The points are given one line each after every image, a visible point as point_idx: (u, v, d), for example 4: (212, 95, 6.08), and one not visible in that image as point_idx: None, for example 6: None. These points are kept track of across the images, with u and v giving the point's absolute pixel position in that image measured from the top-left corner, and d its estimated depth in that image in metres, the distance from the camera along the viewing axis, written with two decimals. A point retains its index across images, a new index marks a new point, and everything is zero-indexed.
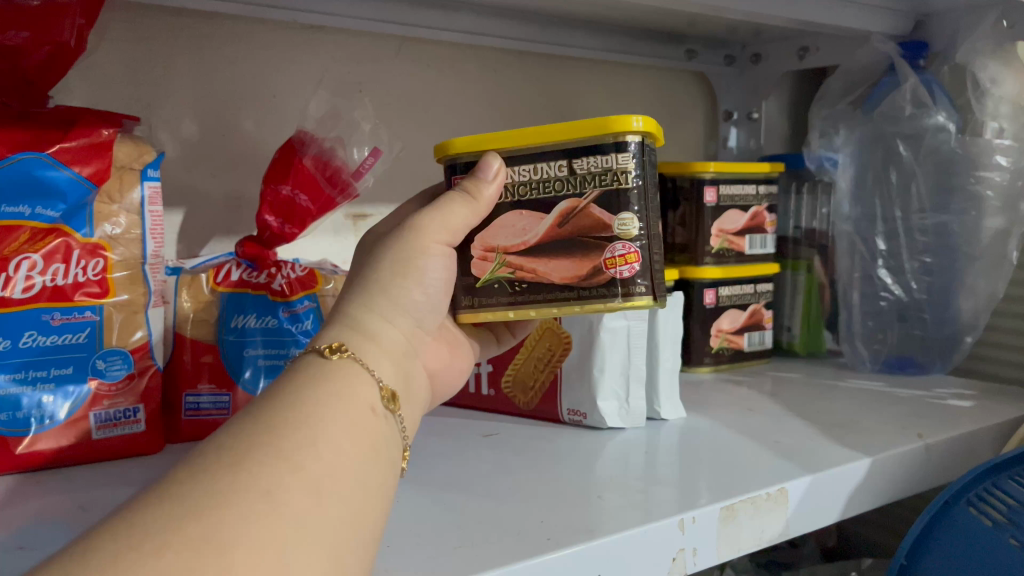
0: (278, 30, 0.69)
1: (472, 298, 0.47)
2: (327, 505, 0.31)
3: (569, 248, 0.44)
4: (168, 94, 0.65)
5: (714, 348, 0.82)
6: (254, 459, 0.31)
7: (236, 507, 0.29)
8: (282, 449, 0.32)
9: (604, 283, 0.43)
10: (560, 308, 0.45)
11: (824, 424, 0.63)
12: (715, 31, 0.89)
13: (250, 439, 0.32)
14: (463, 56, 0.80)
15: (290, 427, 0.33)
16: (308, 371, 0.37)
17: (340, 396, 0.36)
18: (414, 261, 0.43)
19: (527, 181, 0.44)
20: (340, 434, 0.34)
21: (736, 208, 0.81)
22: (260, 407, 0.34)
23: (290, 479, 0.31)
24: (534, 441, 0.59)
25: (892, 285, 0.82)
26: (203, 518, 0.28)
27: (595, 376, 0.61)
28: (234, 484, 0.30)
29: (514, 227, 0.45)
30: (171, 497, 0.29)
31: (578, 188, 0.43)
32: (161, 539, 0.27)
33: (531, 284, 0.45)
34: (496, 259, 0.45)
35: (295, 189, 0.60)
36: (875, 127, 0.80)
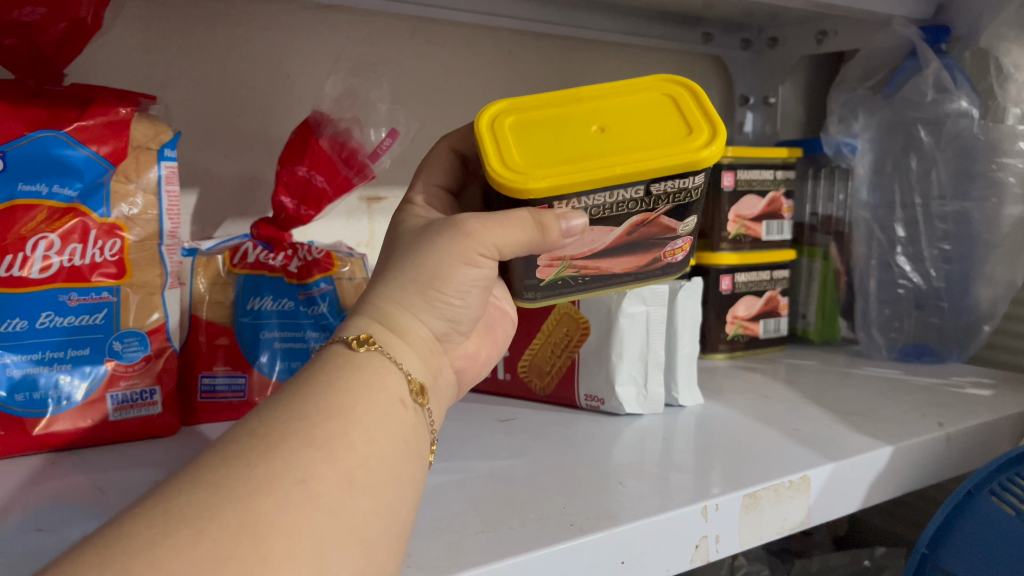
0: (293, 10, 0.69)
1: (534, 291, 0.47)
2: (358, 496, 0.31)
3: (636, 248, 0.45)
4: (182, 74, 0.64)
5: (729, 335, 0.81)
6: (288, 448, 0.30)
7: (273, 497, 0.29)
8: (316, 438, 0.31)
9: (662, 266, 0.48)
10: (618, 288, 0.48)
11: (843, 412, 0.63)
12: (733, 14, 0.88)
13: (283, 427, 0.31)
14: (479, 36, 0.79)
15: (322, 415, 0.32)
16: (339, 359, 0.36)
17: (370, 387, 0.35)
18: (456, 268, 0.40)
19: (602, 205, 0.42)
20: (373, 426, 0.34)
21: (754, 193, 0.80)
22: (292, 394, 0.34)
23: (325, 470, 0.30)
24: (551, 427, 0.59)
25: (911, 272, 0.81)
26: (239, 505, 0.28)
27: (613, 361, 0.60)
28: (269, 473, 0.29)
29: (583, 239, 0.43)
30: (205, 484, 0.29)
31: (651, 204, 0.43)
32: (196, 526, 0.27)
33: (593, 278, 0.47)
34: (562, 264, 0.45)
35: (311, 170, 0.59)
36: (896, 112, 0.79)
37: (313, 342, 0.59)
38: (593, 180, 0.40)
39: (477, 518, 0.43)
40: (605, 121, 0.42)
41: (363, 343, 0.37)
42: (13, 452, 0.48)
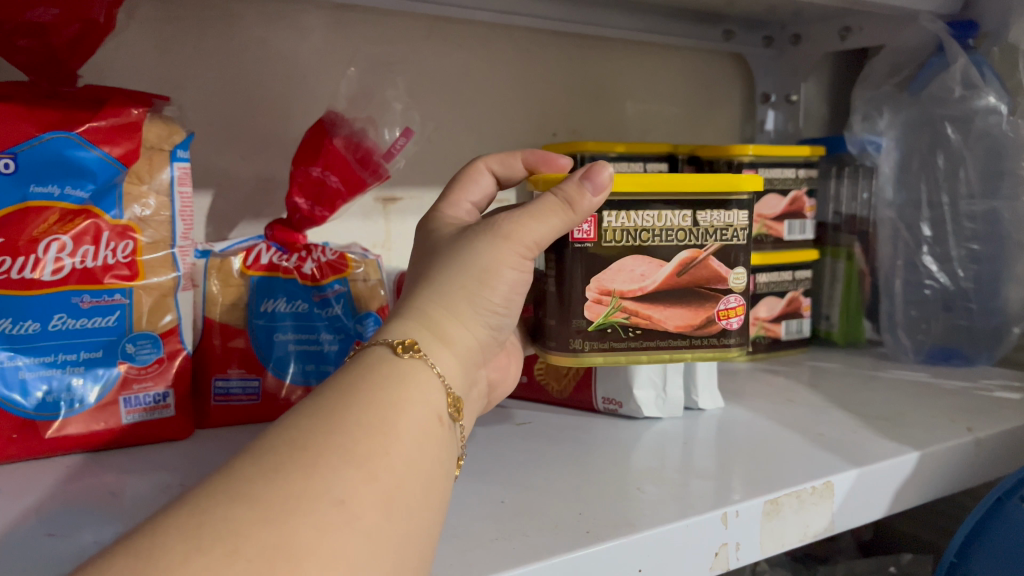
0: (307, 10, 0.68)
1: (578, 335, 0.50)
2: (393, 519, 0.31)
3: (685, 298, 0.51)
4: (197, 75, 0.64)
5: (751, 337, 0.80)
6: (328, 463, 0.30)
7: (311, 517, 0.28)
8: (358, 455, 0.31)
9: (715, 332, 0.52)
10: (672, 352, 0.52)
11: (867, 415, 0.61)
12: (755, 10, 0.86)
13: (326, 441, 0.31)
14: (496, 35, 0.78)
15: (363, 431, 0.32)
16: (380, 368, 0.36)
17: (411, 400, 0.35)
18: (500, 270, 0.42)
19: (650, 228, 0.51)
20: (412, 444, 0.33)
21: (775, 193, 0.79)
22: (334, 402, 0.33)
23: (363, 489, 0.30)
24: (568, 431, 0.58)
25: (937, 273, 0.79)
26: (278, 524, 0.28)
27: (632, 365, 0.58)
28: (310, 489, 0.29)
29: (632, 272, 0.50)
30: (240, 495, 0.28)
31: (700, 240, 0.51)
32: (232, 543, 0.26)
33: (646, 330, 0.51)
34: (610, 302, 0.50)
35: (326, 170, 0.59)
36: (922, 109, 0.77)
37: (327, 343, 0.59)
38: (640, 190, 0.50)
39: (491, 525, 0.42)
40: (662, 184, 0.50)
41: (406, 350, 0.37)
42: (26, 456, 0.48)
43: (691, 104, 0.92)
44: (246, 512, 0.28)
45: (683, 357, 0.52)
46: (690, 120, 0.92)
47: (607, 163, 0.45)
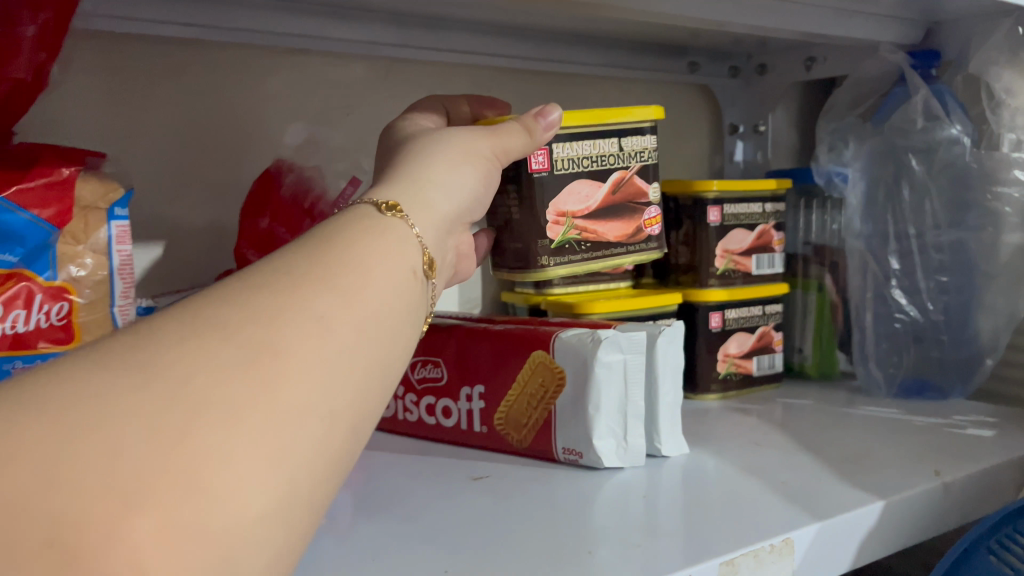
0: (261, 56, 0.67)
1: (545, 250, 0.59)
2: (364, 341, 0.31)
3: (622, 212, 0.61)
4: (147, 125, 0.63)
5: (721, 374, 0.78)
6: (304, 286, 0.31)
7: (284, 327, 0.29)
8: (332, 282, 0.32)
9: (645, 239, 0.62)
10: (616, 258, 0.61)
11: (834, 459, 0.60)
12: (720, 41, 0.85)
13: (304, 269, 0.32)
14: (456, 75, 0.77)
15: (340, 266, 0.32)
16: (367, 220, 0.37)
17: (389, 250, 0.35)
18: (465, 157, 0.46)
19: (589, 155, 0.59)
20: (388, 289, 0.34)
21: (741, 227, 0.78)
22: (316, 241, 0.34)
23: (338, 313, 0.31)
24: (526, 485, 0.56)
25: (907, 306, 0.77)
26: (253, 328, 0.29)
27: (590, 415, 0.57)
28: (284, 309, 0.30)
29: (579, 194, 0.59)
30: (222, 304, 0.30)
31: (626, 162, 0.60)
32: (209, 339, 0.28)
33: (595, 242, 0.60)
34: (566, 222, 0.59)
35: (273, 222, 0.58)
36: (886, 141, 0.76)
37: None
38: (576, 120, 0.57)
39: None
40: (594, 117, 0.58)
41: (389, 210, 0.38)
42: None
43: (658, 137, 0.92)
44: (214, 326, 0.28)
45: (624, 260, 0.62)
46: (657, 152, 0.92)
47: (558, 107, 0.53)
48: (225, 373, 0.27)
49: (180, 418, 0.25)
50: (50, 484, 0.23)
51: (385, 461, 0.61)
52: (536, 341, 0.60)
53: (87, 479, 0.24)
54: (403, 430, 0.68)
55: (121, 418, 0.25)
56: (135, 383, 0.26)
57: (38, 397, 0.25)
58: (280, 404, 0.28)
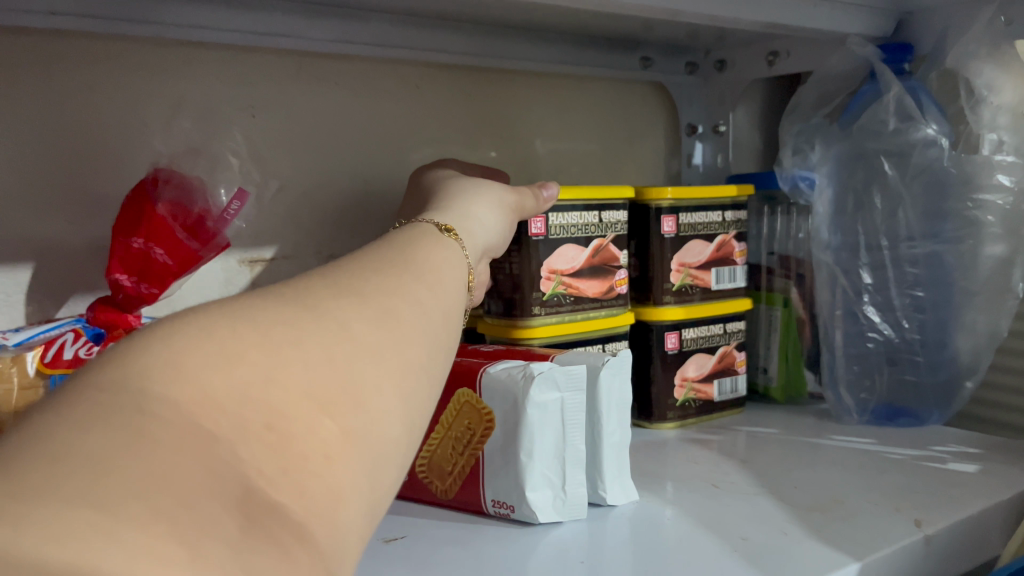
0: (148, 49, 0.59)
1: (537, 304, 0.61)
2: (453, 322, 0.35)
3: (600, 272, 0.65)
4: (8, 128, 0.54)
5: (679, 401, 0.71)
6: (405, 272, 0.34)
7: (401, 296, 0.32)
8: (425, 272, 0.35)
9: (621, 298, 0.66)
10: (595, 313, 0.65)
11: (801, 506, 0.53)
12: (675, 35, 0.78)
13: (400, 259, 0.35)
14: (382, 71, 0.69)
15: (426, 259, 0.36)
16: (429, 236, 0.40)
17: (454, 254, 0.39)
18: (484, 200, 0.52)
19: (576, 225, 0.63)
20: (459, 285, 0.37)
21: (699, 238, 0.71)
22: (396, 242, 0.37)
23: (434, 294, 0.34)
24: (446, 547, 0.48)
25: (880, 324, 0.70)
26: (382, 291, 0.32)
27: (522, 462, 0.49)
28: (401, 283, 0.33)
29: (566, 255, 0.62)
30: (346, 274, 0.32)
31: (604, 232, 0.64)
32: (349, 294, 0.30)
33: (574, 298, 0.63)
34: (555, 280, 0.62)
35: (149, 242, 0.49)
36: (855, 143, 0.69)
37: None
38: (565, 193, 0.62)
39: None
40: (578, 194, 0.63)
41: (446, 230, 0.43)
42: None
43: (610, 139, 0.84)
44: (349, 285, 0.31)
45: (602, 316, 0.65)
46: (608, 155, 0.84)
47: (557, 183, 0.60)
48: (367, 320, 0.30)
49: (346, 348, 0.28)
50: (250, 388, 0.25)
51: None
52: (461, 378, 0.53)
53: (281, 382, 0.26)
54: None
55: (304, 342, 0.27)
56: (303, 316, 0.28)
57: (216, 324, 0.26)
58: (411, 350, 0.31)
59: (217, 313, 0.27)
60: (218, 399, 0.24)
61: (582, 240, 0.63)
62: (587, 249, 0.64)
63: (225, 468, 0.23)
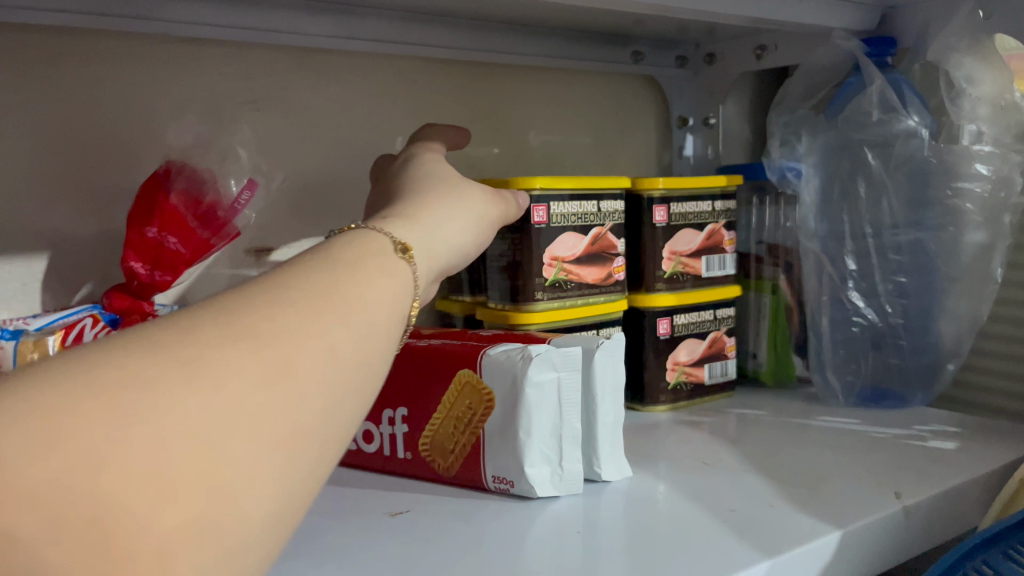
0: (153, 46, 0.61)
1: (541, 289, 0.64)
2: (367, 369, 0.32)
3: (599, 259, 0.67)
4: (21, 124, 0.56)
5: (670, 384, 0.73)
6: (319, 309, 0.31)
7: (305, 346, 0.29)
8: (343, 310, 0.32)
9: (619, 283, 0.69)
10: (595, 297, 0.67)
11: (787, 481, 0.55)
12: (665, 29, 0.81)
13: (319, 288, 0.32)
14: (380, 66, 0.72)
15: (352, 292, 0.33)
16: (376, 258, 0.36)
17: (395, 279, 0.36)
18: (450, 210, 0.47)
19: (575, 214, 0.65)
20: (387, 321, 0.34)
21: (690, 227, 0.73)
22: (328, 259, 0.34)
23: (348, 341, 0.31)
24: (449, 521, 0.50)
25: (865, 309, 0.73)
26: (283, 339, 0.29)
27: (521, 440, 0.52)
28: (308, 325, 0.30)
29: (566, 243, 0.65)
30: (251, 309, 0.30)
31: (602, 220, 0.67)
32: (246, 341, 0.28)
33: (574, 284, 0.66)
34: (556, 266, 0.64)
35: (163, 231, 0.51)
36: (840, 133, 0.71)
37: None
38: (566, 183, 0.64)
39: None
40: (576, 184, 0.65)
41: (401, 251, 0.38)
42: None
43: (603, 132, 0.87)
44: (242, 329, 0.28)
45: (600, 300, 0.68)
46: (601, 148, 0.86)
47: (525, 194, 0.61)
48: (247, 385, 0.27)
49: (219, 419, 0.26)
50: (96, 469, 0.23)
51: None
52: (462, 360, 0.55)
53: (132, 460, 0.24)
54: None
55: (168, 413, 0.25)
56: (179, 373, 0.26)
57: (74, 380, 0.25)
58: (295, 423, 0.28)
59: (98, 353, 0.26)
60: (54, 481, 0.23)
61: (581, 228, 0.65)
62: (587, 236, 0.66)
63: (54, 552, 0.23)
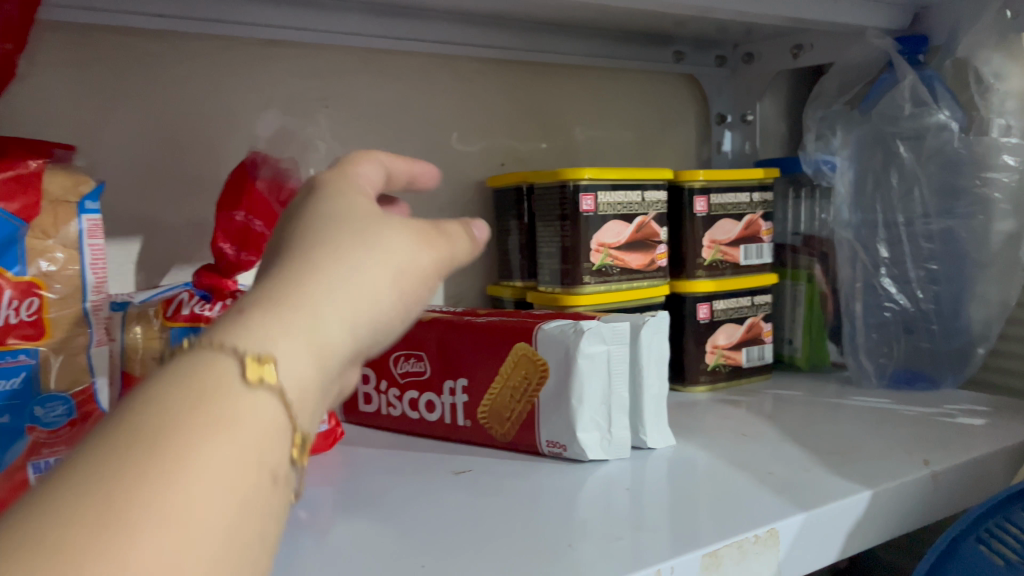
0: (235, 48, 0.66)
1: (589, 273, 0.68)
2: (227, 520, 0.25)
3: (642, 246, 0.71)
4: (118, 119, 0.62)
5: (710, 365, 0.77)
6: (133, 470, 0.24)
7: (129, 529, 0.23)
8: (176, 465, 0.25)
9: (661, 269, 0.73)
10: (639, 282, 0.71)
11: (821, 450, 0.59)
12: (704, 30, 0.85)
13: (134, 452, 0.24)
14: (437, 66, 0.77)
15: (180, 435, 0.25)
16: (224, 391, 0.27)
17: (223, 423, 0.26)
18: (365, 273, 0.32)
19: (622, 202, 0.69)
20: (230, 460, 0.26)
21: (729, 217, 0.77)
22: (142, 408, 0.26)
23: (186, 497, 0.24)
24: (508, 479, 0.55)
25: (897, 295, 0.76)
26: (95, 525, 0.22)
27: (574, 407, 0.56)
28: (118, 507, 0.23)
29: (613, 230, 0.69)
30: (46, 505, 0.23)
31: (645, 209, 0.71)
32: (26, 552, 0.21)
33: (620, 269, 0.70)
34: (603, 252, 0.69)
35: (249, 215, 0.57)
36: (873, 128, 0.75)
37: None
38: (613, 174, 0.69)
39: None
40: (622, 174, 0.69)
41: (255, 373, 0.28)
42: None
43: (645, 129, 0.91)
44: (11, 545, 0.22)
45: (644, 285, 0.72)
46: (643, 144, 0.91)
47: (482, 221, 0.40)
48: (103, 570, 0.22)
49: None
50: None
51: (367, 456, 0.60)
52: (519, 334, 0.59)
53: None
54: (387, 426, 0.67)
55: None
56: None
57: None
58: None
59: None
60: None
61: (627, 216, 0.70)
62: (632, 224, 0.70)
63: None
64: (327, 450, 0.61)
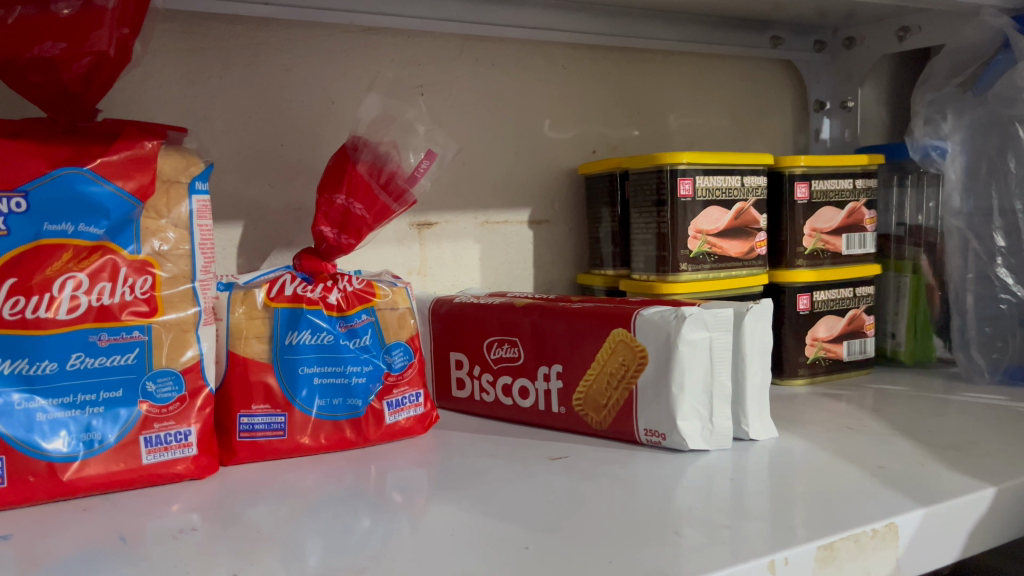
0: (335, 35, 0.67)
1: (685, 260, 0.67)
2: None
3: (741, 234, 0.69)
4: (224, 106, 0.63)
5: (809, 358, 0.74)
6: None
7: None
8: None
9: (759, 257, 0.71)
10: (736, 271, 0.69)
11: (934, 445, 0.56)
12: (804, 14, 0.82)
13: None
14: (530, 53, 0.76)
15: None
16: None
17: None
18: None
19: (721, 188, 0.68)
20: None
21: (831, 205, 0.75)
22: None
23: None
24: (605, 466, 0.54)
25: (1014, 286, 0.72)
26: None
27: (675, 395, 0.55)
28: None
29: (711, 216, 0.67)
30: None
31: (745, 195, 0.69)
32: None
33: (718, 257, 0.68)
34: (700, 239, 0.67)
35: (349, 198, 0.58)
36: (989, 110, 0.72)
37: (354, 376, 0.57)
38: (712, 158, 0.67)
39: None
40: (722, 159, 0.68)
41: None
42: (47, 498, 0.46)
43: (740, 117, 0.89)
44: None
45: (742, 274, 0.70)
46: (738, 132, 0.88)
47: None
48: None
49: None
50: None
51: (462, 439, 0.60)
52: (616, 319, 0.58)
53: None
54: (480, 412, 0.67)
55: None
56: None
57: None
58: None
59: None
60: None
61: (726, 202, 0.68)
62: (731, 211, 0.68)
63: None
64: (423, 434, 0.60)
